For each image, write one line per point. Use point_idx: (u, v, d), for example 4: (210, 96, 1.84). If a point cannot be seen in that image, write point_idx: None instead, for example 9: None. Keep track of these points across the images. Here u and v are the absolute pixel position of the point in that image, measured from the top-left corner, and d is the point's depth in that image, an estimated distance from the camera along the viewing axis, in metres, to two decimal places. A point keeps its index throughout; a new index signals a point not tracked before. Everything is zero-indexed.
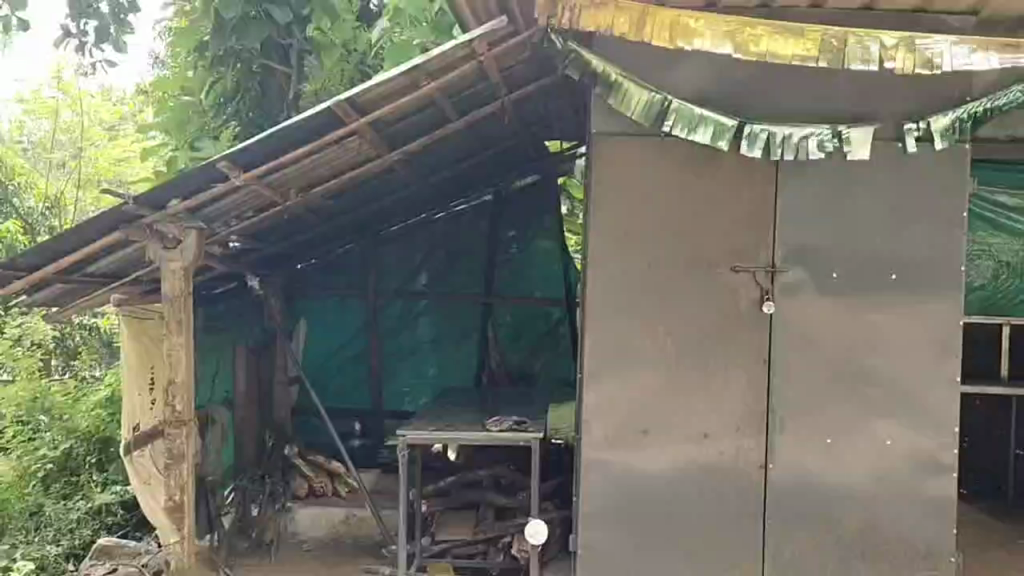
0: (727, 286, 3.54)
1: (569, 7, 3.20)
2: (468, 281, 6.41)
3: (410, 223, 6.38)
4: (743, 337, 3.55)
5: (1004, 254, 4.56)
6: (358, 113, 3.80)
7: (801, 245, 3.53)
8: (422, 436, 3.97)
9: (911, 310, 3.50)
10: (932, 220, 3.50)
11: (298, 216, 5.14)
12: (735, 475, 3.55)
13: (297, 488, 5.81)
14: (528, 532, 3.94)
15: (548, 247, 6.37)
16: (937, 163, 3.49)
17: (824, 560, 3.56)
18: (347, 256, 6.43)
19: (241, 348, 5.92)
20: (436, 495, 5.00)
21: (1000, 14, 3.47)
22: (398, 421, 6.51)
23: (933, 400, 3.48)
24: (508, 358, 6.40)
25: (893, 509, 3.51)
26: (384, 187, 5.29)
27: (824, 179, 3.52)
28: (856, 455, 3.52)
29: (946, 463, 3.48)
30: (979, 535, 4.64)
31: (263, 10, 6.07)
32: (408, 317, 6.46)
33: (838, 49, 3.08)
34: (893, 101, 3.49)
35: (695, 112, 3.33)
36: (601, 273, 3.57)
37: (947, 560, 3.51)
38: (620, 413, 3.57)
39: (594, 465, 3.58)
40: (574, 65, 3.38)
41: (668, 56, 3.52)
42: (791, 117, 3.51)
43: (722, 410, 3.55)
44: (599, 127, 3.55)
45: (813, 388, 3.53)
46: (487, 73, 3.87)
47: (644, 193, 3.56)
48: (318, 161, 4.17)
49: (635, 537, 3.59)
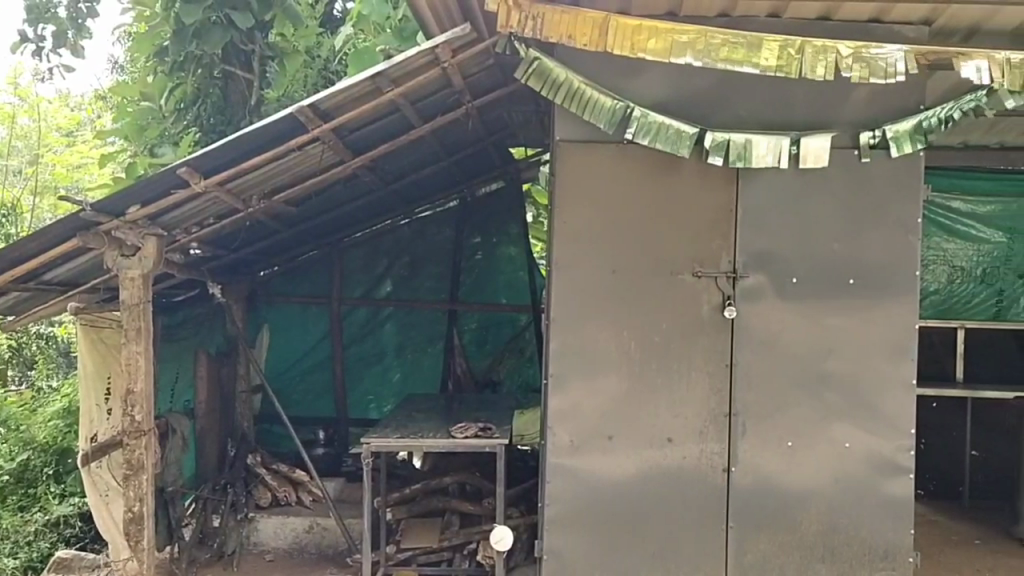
0: (690, 291, 3.58)
1: (531, 16, 3.21)
2: (433, 287, 6.39)
3: (375, 229, 6.35)
4: (705, 342, 3.59)
5: (959, 259, 4.90)
6: (322, 119, 3.78)
7: (762, 251, 3.58)
8: (388, 442, 3.95)
9: (869, 314, 3.56)
10: (889, 225, 3.56)
11: (260, 224, 5.11)
12: (698, 477, 3.59)
13: (260, 497, 5.68)
14: (494, 539, 3.82)
15: (513, 253, 6.38)
16: (892, 171, 3.56)
17: (787, 562, 3.60)
18: (311, 263, 6.38)
19: (203, 355, 5.87)
20: (401, 503, 4.94)
21: (952, 24, 3.55)
22: (362, 428, 6.46)
23: (891, 402, 3.54)
24: (473, 364, 6.36)
25: (853, 510, 3.57)
26: (347, 193, 5.26)
27: (782, 185, 3.58)
28: (816, 459, 3.56)
29: (903, 465, 3.54)
30: (936, 536, 4.70)
31: (225, 15, 5.75)
32: (372, 324, 6.43)
33: (795, 58, 3.17)
34: (849, 109, 3.56)
35: (658, 119, 3.38)
36: (566, 278, 3.58)
37: (906, 560, 3.57)
38: (585, 418, 3.58)
39: (560, 470, 3.58)
40: (536, 72, 3.39)
41: (631, 65, 3.55)
42: (750, 124, 3.56)
43: (685, 414, 3.59)
44: (564, 134, 3.58)
45: (774, 392, 3.58)
46: (452, 79, 3.89)
47: (606, 200, 3.58)
48: (281, 167, 4.13)
49: (602, 541, 3.60)
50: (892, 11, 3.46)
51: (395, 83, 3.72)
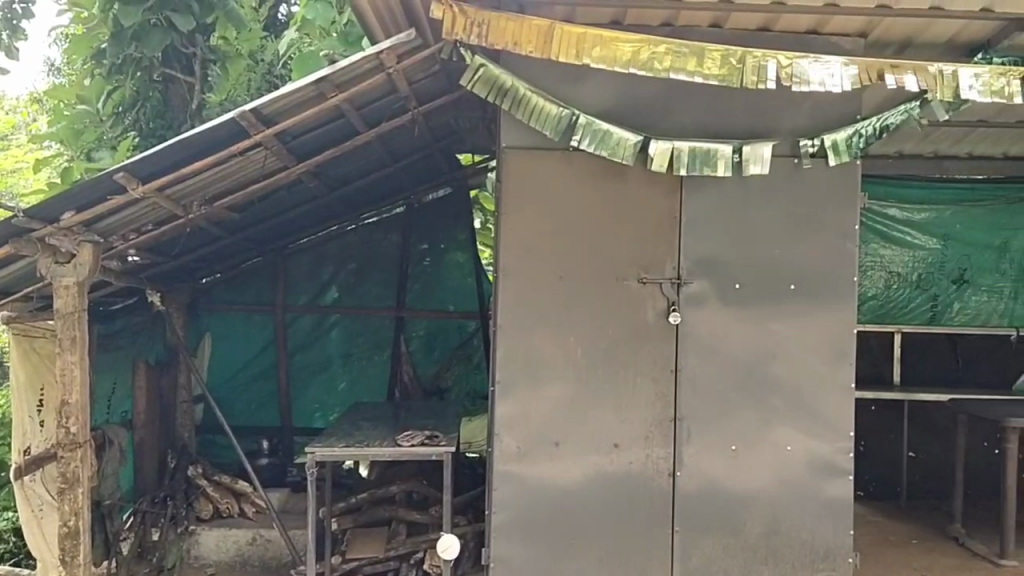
0: (635, 297, 3.61)
1: (477, 23, 3.22)
2: (380, 294, 6.34)
3: (320, 236, 6.28)
4: (650, 348, 3.62)
5: (895, 265, 5.35)
6: (264, 124, 3.74)
7: (705, 257, 3.62)
8: (334, 451, 3.89)
9: (810, 319, 3.63)
10: (828, 232, 3.64)
11: (201, 230, 5.01)
12: (644, 482, 3.61)
13: (200, 510, 5.58)
14: (440, 547, 3.74)
15: (460, 260, 6.36)
16: (830, 179, 3.64)
17: (730, 564, 3.64)
18: (254, 271, 6.29)
19: (142, 364, 5.74)
20: (346, 513, 4.92)
21: (887, 36, 3.65)
22: (307, 437, 6.37)
23: (830, 405, 3.61)
24: (421, 372, 6.30)
25: (794, 512, 3.62)
26: (292, 199, 5.20)
27: (725, 193, 3.63)
28: (759, 462, 3.62)
29: (842, 466, 3.61)
30: (875, 536, 4.80)
31: (165, 16, 5.62)
32: (318, 332, 6.36)
33: (736, 68, 3.25)
34: (789, 118, 3.63)
35: (604, 127, 3.41)
36: (512, 285, 3.59)
37: (845, 561, 3.64)
38: (531, 425, 3.59)
39: (507, 477, 3.58)
40: (483, 79, 3.39)
41: (576, 73, 3.58)
42: (693, 132, 3.61)
43: (631, 419, 3.62)
44: (509, 141, 3.59)
45: (718, 396, 3.62)
46: (396, 85, 3.87)
47: (551, 207, 3.60)
48: (221, 174, 4.07)
49: (549, 547, 3.61)
50: (829, 23, 3.54)
51: (339, 88, 3.70)
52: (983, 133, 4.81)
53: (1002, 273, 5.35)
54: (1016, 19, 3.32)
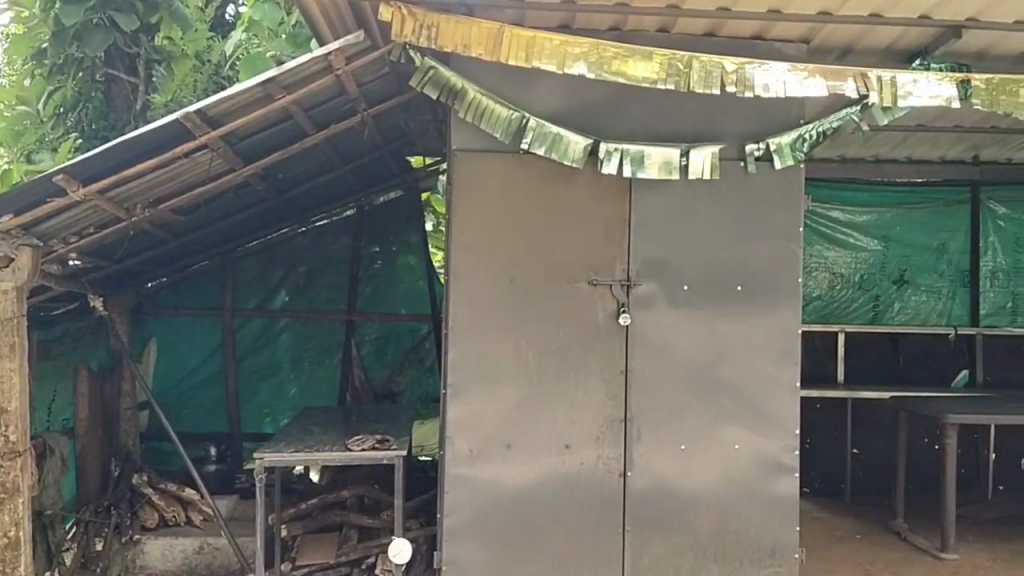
0: (586, 299, 3.64)
1: (426, 25, 3.23)
2: (330, 297, 6.28)
3: (270, 239, 6.21)
4: (601, 348, 3.65)
5: (838, 266, 5.54)
6: (208, 126, 3.69)
7: (654, 259, 3.66)
8: (283, 457, 3.84)
9: (756, 319, 3.69)
10: (774, 234, 3.70)
11: (145, 234, 4.92)
12: (595, 483, 3.64)
13: (146, 518, 5.50)
14: (392, 551, 3.71)
15: (412, 263, 6.32)
16: (775, 181, 3.70)
17: (680, 562, 3.68)
18: (201, 274, 6.19)
19: (83, 371, 5.58)
20: (296, 519, 4.87)
21: (829, 42, 3.73)
22: (256, 443, 6.28)
23: (777, 404, 3.67)
24: (372, 376, 6.26)
25: (742, 510, 3.68)
26: (239, 202, 5.13)
27: (673, 196, 3.67)
28: (708, 462, 3.66)
29: (788, 464, 3.68)
30: (821, 532, 4.90)
31: (108, 17, 5.53)
32: (266, 336, 6.28)
33: (683, 72, 3.31)
34: (734, 122, 3.68)
35: (554, 130, 3.44)
36: (464, 287, 3.59)
37: (792, 557, 3.71)
38: (483, 428, 3.59)
39: (459, 480, 3.58)
40: (432, 81, 3.42)
41: (526, 76, 3.59)
42: (642, 135, 3.64)
43: (582, 421, 3.64)
44: (459, 143, 3.59)
45: (668, 396, 3.66)
46: (346, 87, 3.85)
47: (502, 210, 3.61)
48: (165, 176, 4.01)
49: (502, 550, 3.61)
50: (773, 30, 3.61)
51: (286, 90, 3.67)
52: (922, 137, 4.94)
53: (939, 273, 5.57)
54: (952, 26, 3.41)
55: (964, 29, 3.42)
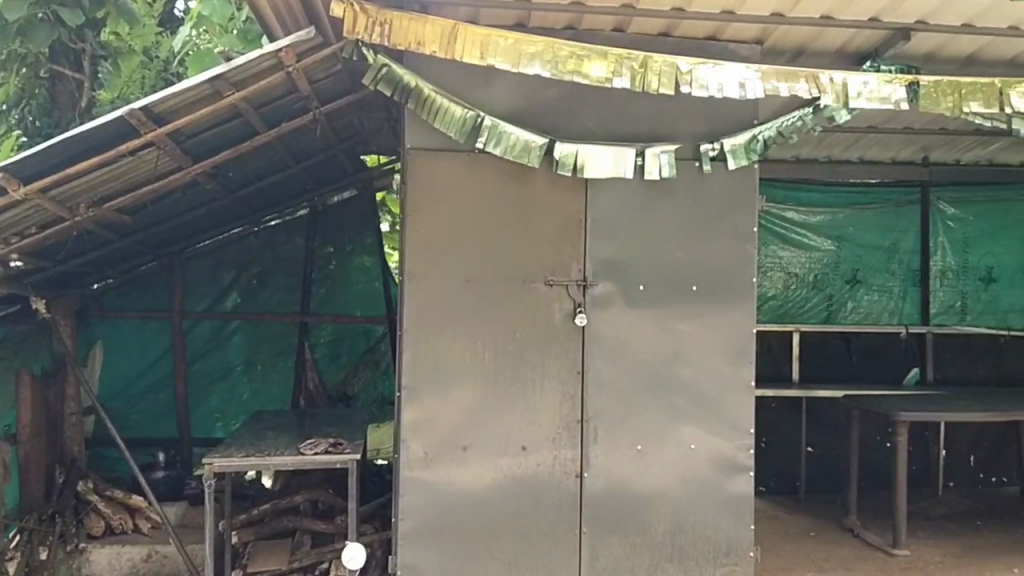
0: (541, 299, 3.62)
1: (379, 22, 3.17)
2: (284, 298, 6.19)
3: (222, 238, 6.10)
4: (557, 348, 3.63)
5: (793, 266, 5.59)
6: (153, 123, 3.60)
7: (611, 259, 3.65)
8: (232, 462, 3.75)
9: (712, 319, 3.69)
10: (729, 234, 3.71)
11: (89, 233, 4.77)
12: (551, 484, 3.61)
13: (91, 526, 5.37)
14: (345, 557, 3.65)
15: (367, 263, 6.25)
16: (730, 181, 3.71)
17: (637, 563, 3.67)
18: (151, 275, 6.05)
19: (25, 374, 5.32)
20: (248, 526, 4.77)
21: (782, 43, 3.75)
22: (206, 448, 6.16)
23: (732, 403, 3.68)
24: (326, 378, 6.18)
25: (698, 510, 3.68)
26: (188, 201, 5.01)
27: (628, 196, 3.67)
28: (663, 462, 3.66)
29: (742, 463, 3.69)
30: (775, 530, 4.93)
31: (53, 12, 5.32)
32: (218, 339, 6.16)
33: (639, 72, 3.31)
34: (689, 123, 3.69)
35: (508, 131, 3.40)
36: (419, 288, 3.54)
37: (746, 556, 3.72)
38: (438, 430, 3.55)
39: (414, 484, 3.53)
40: (385, 79, 3.35)
41: (480, 74, 3.56)
42: (597, 135, 3.63)
43: (537, 422, 3.61)
44: (413, 142, 3.54)
45: (624, 396, 3.65)
46: (297, 85, 3.78)
47: (457, 209, 3.57)
48: (110, 174, 3.90)
49: (457, 554, 3.57)
50: (727, 31, 3.62)
51: (235, 86, 3.59)
52: (875, 138, 5.00)
53: (891, 273, 5.65)
54: (901, 28, 3.45)
55: (912, 31, 3.47)
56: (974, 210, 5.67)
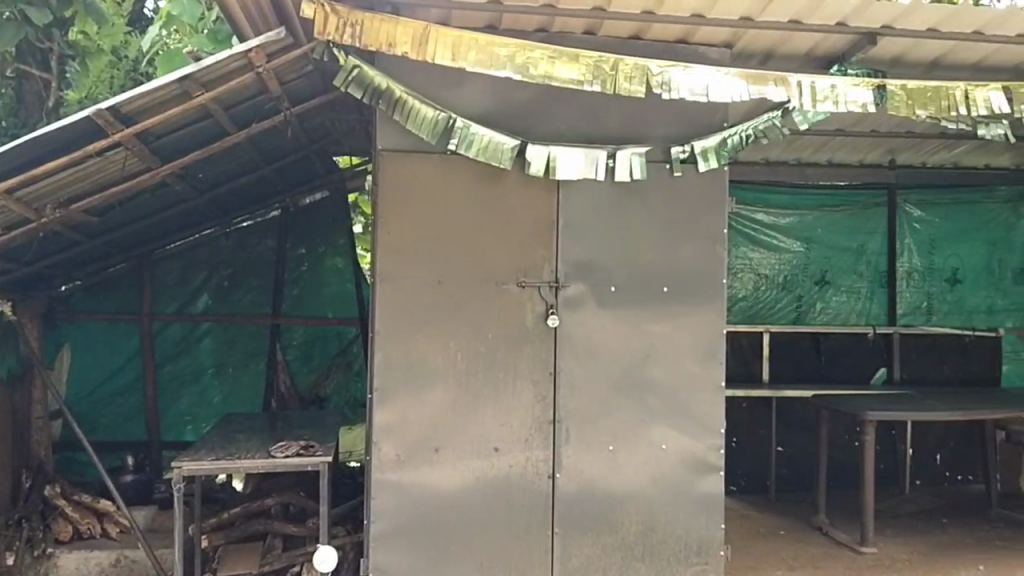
0: (514, 301, 3.63)
1: (350, 23, 3.16)
2: (256, 300, 6.15)
3: (193, 240, 6.05)
4: (529, 350, 3.63)
5: (763, 268, 5.65)
6: (121, 124, 3.57)
7: (583, 261, 3.66)
8: (202, 465, 3.72)
9: (683, 320, 3.72)
10: (700, 235, 3.74)
11: (56, 235, 4.72)
12: (522, 485, 3.62)
13: (59, 531, 5.28)
14: (316, 560, 3.63)
15: (340, 265, 6.23)
16: (700, 183, 3.74)
17: (609, 563, 3.69)
18: (119, 277, 5.99)
19: None
20: (218, 530, 4.73)
21: (751, 47, 3.79)
22: (176, 451, 6.10)
23: (703, 403, 3.71)
24: (298, 381, 6.14)
25: (669, 510, 3.71)
26: (157, 202, 4.96)
27: (600, 197, 3.68)
28: (635, 462, 3.68)
29: (713, 463, 3.72)
30: (746, 530, 4.98)
31: (20, 11, 5.23)
32: (188, 342, 6.10)
33: (610, 74, 3.33)
34: (660, 125, 3.72)
35: (479, 132, 3.41)
36: (390, 290, 3.54)
37: (717, 555, 3.75)
38: (410, 432, 3.55)
39: (386, 486, 3.52)
40: (357, 80, 3.33)
41: (452, 75, 3.56)
42: (569, 137, 3.65)
43: (509, 423, 3.62)
44: (385, 143, 3.54)
45: (596, 397, 3.66)
46: (268, 86, 3.77)
47: (429, 211, 3.57)
48: (78, 175, 3.86)
49: (428, 555, 3.57)
50: (696, 34, 3.65)
51: (205, 87, 3.56)
52: (843, 141, 5.06)
53: (859, 274, 5.73)
54: (867, 33, 3.50)
55: (878, 36, 3.52)
56: (940, 212, 5.77)
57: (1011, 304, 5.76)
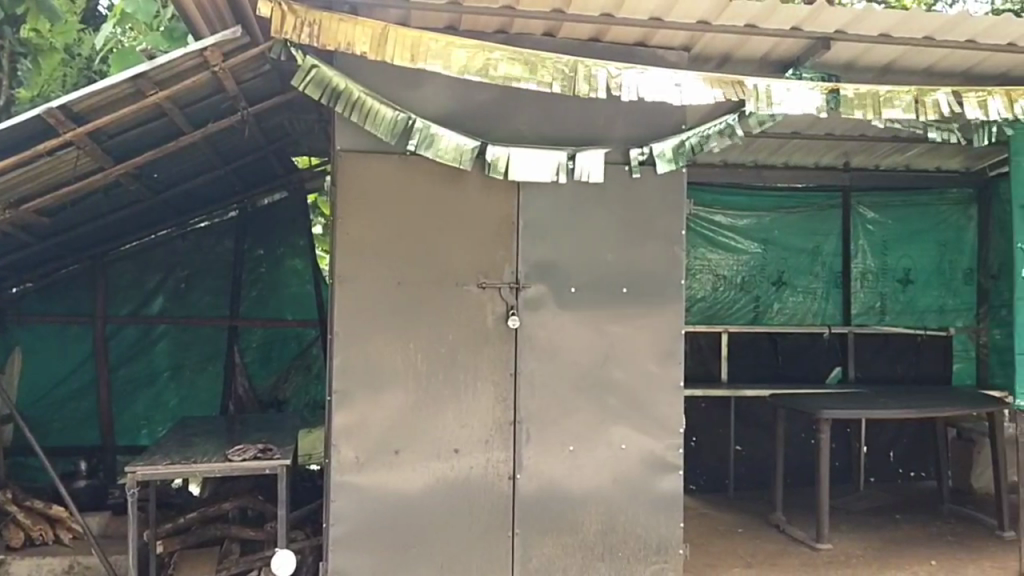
0: (474, 302, 3.62)
1: (307, 22, 3.14)
2: (213, 302, 6.07)
3: (148, 241, 5.96)
4: (489, 351, 3.63)
5: (721, 269, 5.72)
6: (72, 122, 3.50)
7: (543, 261, 3.67)
8: (156, 470, 3.66)
9: (642, 321, 3.75)
10: (659, 236, 3.77)
11: (6, 235, 4.61)
12: (483, 486, 3.62)
13: (10, 538, 5.15)
14: (273, 565, 3.60)
15: (299, 266, 6.18)
16: (658, 184, 3.77)
17: (569, 563, 3.70)
18: (72, 279, 5.87)
19: None
20: (173, 535, 4.66)
21: (708, 50, 3.83)
22: (130, 456, 6.00)
23: (662, 403, 3.74)
24: (256, 383, 6.08)
25: (628, 510, 3.73)
26: (111, 202, 4.88)
27: (559, 198, 3.69)
28: (595, 461, 3.70)
29: (671, 462, 3.75)
30: (706, 528, 5.02)
31: None
32: (143, 344, 6.00)
33: (569, 77, 3.35)
34: (619, 127, 3.74)
35: (439, 133, 3.41)
36: (349, 292, 3.52)
37: (676, 553, 3.78)
38: (370, 434, 3.53)
39: (345, 488, 3.50)
40: (315, 80, 3.31)
41: (412, 76, 3.55)
42: (528, 138, 3.66)
43: (470, 425, 3.62)
44: (344, 144, 3.52)
45: (557, 398, 3.67)
46: (224, 85, 3.73)
47: (388, 212, 3.56)
48: (28, 174, 3.78)
49: (388, 558, 3.55)
50: (655, 37, 3.68)
51: (159, 86, 3.51)
52: (799, 144, 5.14)
53: (814, 275, 5.83)
54: (821, 37, 3.56)
55: (833, 41, 3.58)
56: (893, 214, 5.87)
57: (961, 304, 5.87)
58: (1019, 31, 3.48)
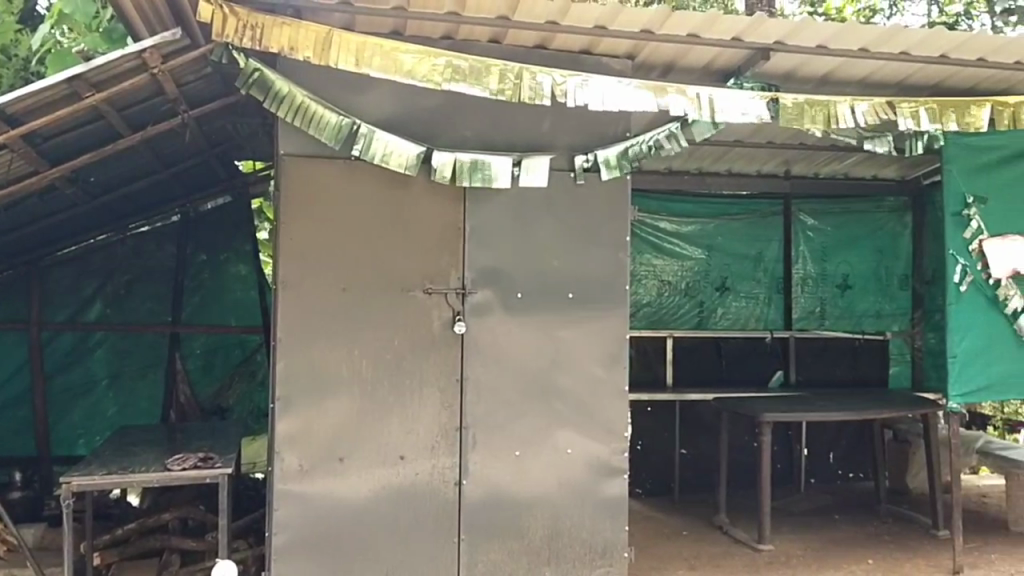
0: (420, 308, 3.61)
1: (251, 26, 3.10)
2: (155, 308, 5.96)
3: (88, 246, 5.83)
4: (435, 357, 3.63)
5: (665, 274, 5.81)
6: (6, 124, 3.43)
7: (489, 267, 3.68)
8: (93, 479, 3.58)
9: (588, 326, 3.77)
10: (604, 242, 3.80)
11: None
12: (428, 492, 3.61)
13: None
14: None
15: (244, 272, 6.11)
16: (603, 191, 3.81)
17: (514, 568, 3.70)
18: (6, 285, 5.71)
19: None
20: (111, 546, 4.56)
21: (652, 59, 3.88)
22: (66, 467, 5.85)
23: (607, 407, 3.77)
24: (198, 391, 5.99)
25: (573, 514, 3.75)
26: (46, 206, 4.77)
27: (505, 204, 3.71)
28: (541, 466, 3.71)
29: (616, 466, 3.78)
30: (651, 531, 5.06)
31: None
32: (80, 351, 5.86)
33: (513, 83, 3.36)
34: (564, 134, 3.77)
35: (384, 139, 3.39)
36: (292, 298, 3.48)
37: (620, 557, 3.80)
38: (314, 441, 3.49)
39: (288, 496, 3.46)
40: (258, 84, 3.29)
41: (356, 82, 3.53)
42: (473, 144, 3.67)
43: (415, 431, 3.60)
44: (288, 149, 3.49)
45: (503, 403, 3.68)
46: (163, 88, 3.68)
47: (333, 217, 3.53)
48: None
49: (331, 566, 3.52)
50: (600, 45, 3.71)
51: (96, 87, 3.45)
52: (740, 152, 5.24)
53: (757, 280, 5.94)
54: (761, 48, 3.63)
55: (772, 52, 3.65)
56: (833, 220, 5.99)
57: (897, 308, 5.96)
58: (951, 43, 3.59)
